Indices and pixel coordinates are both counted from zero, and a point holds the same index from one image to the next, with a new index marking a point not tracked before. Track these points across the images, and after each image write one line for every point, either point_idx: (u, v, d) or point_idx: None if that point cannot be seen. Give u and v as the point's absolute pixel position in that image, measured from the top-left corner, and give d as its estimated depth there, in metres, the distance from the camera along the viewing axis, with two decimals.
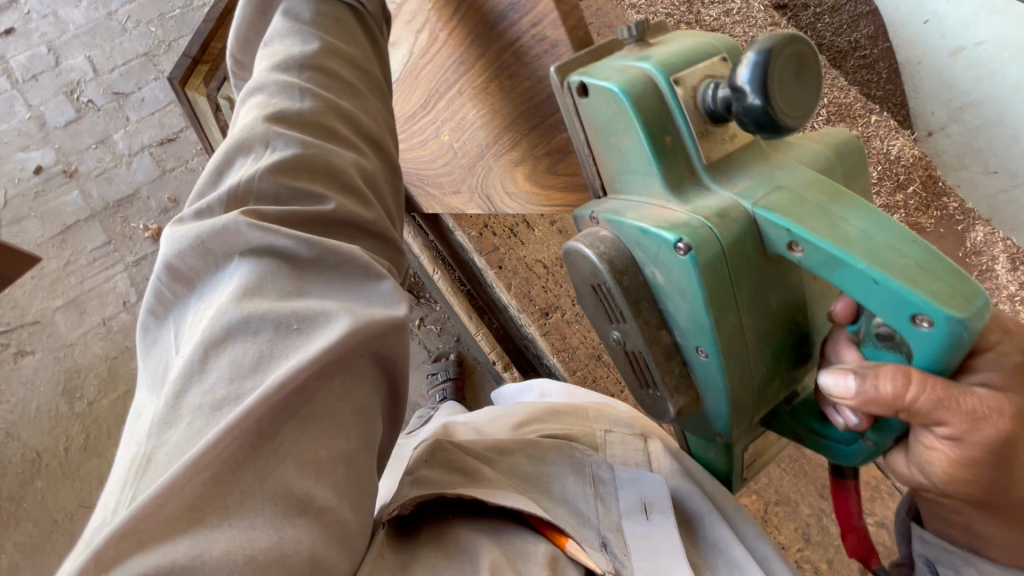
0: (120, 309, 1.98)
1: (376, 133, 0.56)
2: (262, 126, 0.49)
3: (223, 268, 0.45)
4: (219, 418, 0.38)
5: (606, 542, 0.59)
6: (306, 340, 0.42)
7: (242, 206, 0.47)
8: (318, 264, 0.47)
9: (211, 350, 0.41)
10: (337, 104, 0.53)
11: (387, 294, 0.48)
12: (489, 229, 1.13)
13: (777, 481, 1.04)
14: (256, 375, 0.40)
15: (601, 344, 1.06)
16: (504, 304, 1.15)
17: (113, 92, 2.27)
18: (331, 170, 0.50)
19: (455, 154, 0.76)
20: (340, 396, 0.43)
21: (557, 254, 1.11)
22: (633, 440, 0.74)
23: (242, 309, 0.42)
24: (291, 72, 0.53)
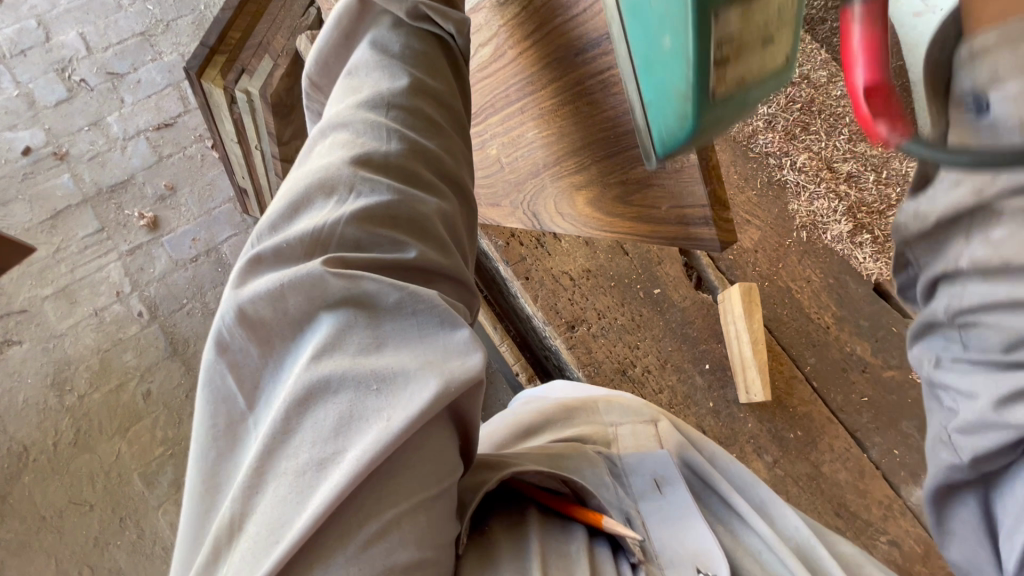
0: (114, 300, 1.92)
1: (456, 171, 0.53)
2: (348, 168, 0.47)
3: (300, 321, 0.44)
4: (304, 489, 0.37)
5: (631, 518, 0.57)
6: (388, 401, 0.40)
7: (323, 250, 0.45)
8: (396, 311, 0.45)
9: (293, 411, 0.39)
10: (422, 146, 0.51)
11: (465, 343, 0.45)
12: (516, 239, 1.11)
13: (795, 499, 1.06)
14: (337, 440, 0.38)
15: (625, 358, 1.07)
16: (526, 314, 1.14)
17: (108, 71, 2.18)
18: (415, 218, 0.48)
19: (502, 168, 0.74)
20: (417, 447, 0.41)
21: (584, 267, 1.10)
22: (644, 427, 0.73)
23: (323, 368, 0.41)
24: (379, 111, 0.51)
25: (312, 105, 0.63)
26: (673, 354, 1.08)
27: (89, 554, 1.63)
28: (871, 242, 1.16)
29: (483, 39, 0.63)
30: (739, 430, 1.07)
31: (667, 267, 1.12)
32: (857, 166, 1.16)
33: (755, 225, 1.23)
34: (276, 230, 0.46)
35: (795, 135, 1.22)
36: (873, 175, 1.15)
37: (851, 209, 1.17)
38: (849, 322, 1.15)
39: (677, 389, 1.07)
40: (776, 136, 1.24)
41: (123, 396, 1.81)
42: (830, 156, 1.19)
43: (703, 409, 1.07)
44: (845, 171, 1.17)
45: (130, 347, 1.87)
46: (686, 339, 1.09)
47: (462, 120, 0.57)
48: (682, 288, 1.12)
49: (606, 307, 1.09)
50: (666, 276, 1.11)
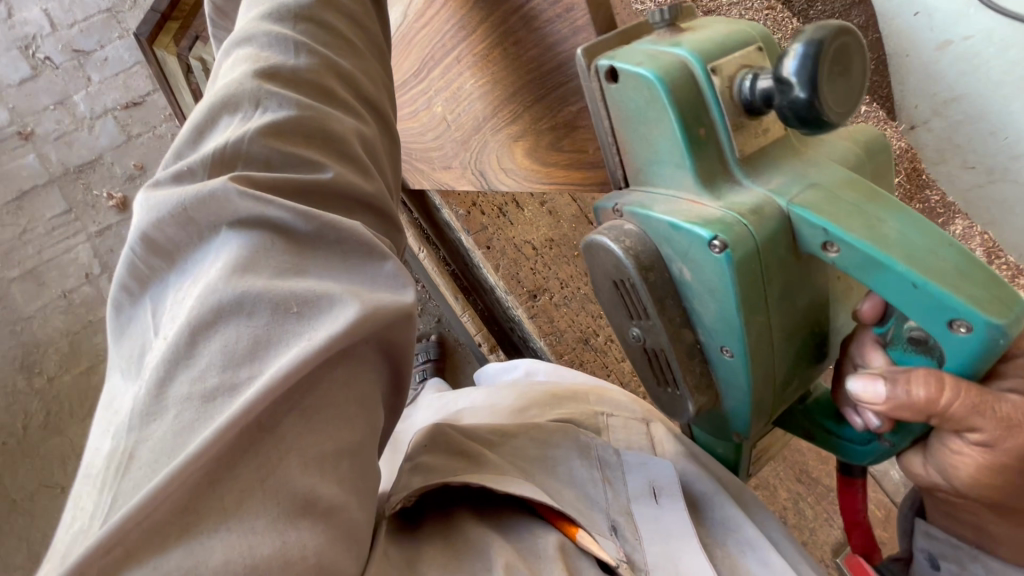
0: (83, 282, 1.88)
1: (375, 96, 0.52)
2: (252, 82, 0.44)
3: (208, 241, 0.41)
4: (211, 412, 0.35)
5: (615, 525, 0.56)
6: (307, 326, 0.38)
7: (230, 171, 0.42)
8: (317, 239, 0.42)
9: (200, 335, 0.37)
10: (336, 63, 0.49)
11: (393, 276, 0.44)
12: (478, 208, 1.08)
13: (757, 467, 1.06)
14: (251, 363, 0.36)
15: (588, 328, 1.06)
16: (490, 285, 1.12)
17: (74, 49, 2.12)
18: (328, 134, 0.46)
19: (449, 127, 0.72)
20: (343, 385, 0.40)
21: (548, 236, 1.08)
22: (635, 424, 0.75)
23: (236, 288, 0.38)
24: (285, 24, 0.48)
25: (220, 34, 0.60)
26: None
27: (57, 539, 1.61)
28: None
29: None
30: None
31: None
32: None
33: None
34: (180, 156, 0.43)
35: None
36: None
37: None
38: None
39: None
40: None
41: (94, 379, 1.78)
42: None
43: None
44: None
45: (100, 329, 1.84)
46: None
47: (378, 41, 0.55)
48: None
49: (569, 276, 1.07)
50: None
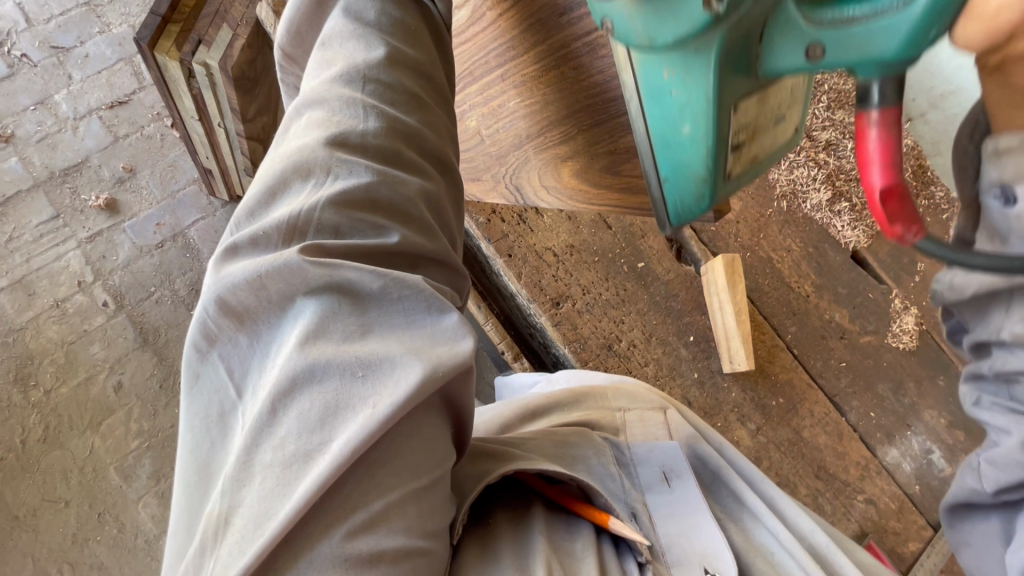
0: (75, 290, 1.82)
1: (441, 150, 0.50)
2: (324, 149, 0.43)
3: (281, 307, 0.39)
4: (290, 481, 0.33)
5: (635, 513, 0.53)
6: (374, 390, 0.35)
7: (301, 239, 0.40)
8: (380, 298, 0.39)
9: (278, 403, 0.35)
10: (402, 122, 0.47)
11: (455, 328, 0.40)
12: (498, 216, 1.08)
13: (778, 464, 1.08)
14: (325, 431, 0.34)
15: (611, 333, 1.07)
16: (510, 291, 1.12)
17: (51, 45, 2.03)
18: (398, 201, 0.44)
19: (483, 141, 0.71)
20: (405, 436, 0.36)
21: (567, 242, 1.09)
22: (651, 415, 0.71)
23: (307, 356, 0.36)
24: (355, 86, 0.47)
25: (287, 79, 0.59)
26: (658, 328, 1.09)
27: (67, 552, 1.59)
28: (849, 210, 1.20)
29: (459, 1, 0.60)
30: (723, 399, 1.09)
31: (650, 240, 1.13)
32: (835, 134, 1.18)
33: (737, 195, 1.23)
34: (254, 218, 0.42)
35: None
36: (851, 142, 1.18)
37: (830, 176, 1.20)
38: (827, 288, 1.19)
39: (664, 362, 1.08)
40: None
41: (93, 389, 1.74)
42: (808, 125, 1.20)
43: (687, 380, 1.08)
44: (824, 140, 1.19)
45: (96, 338, 1.79)
46: (671, 313, 1.11)
47: (444, 92, 0.53)
48: (666, 261, 1.13)
49: (590, 283, 1.08)
50: (650, 249, 1.13)
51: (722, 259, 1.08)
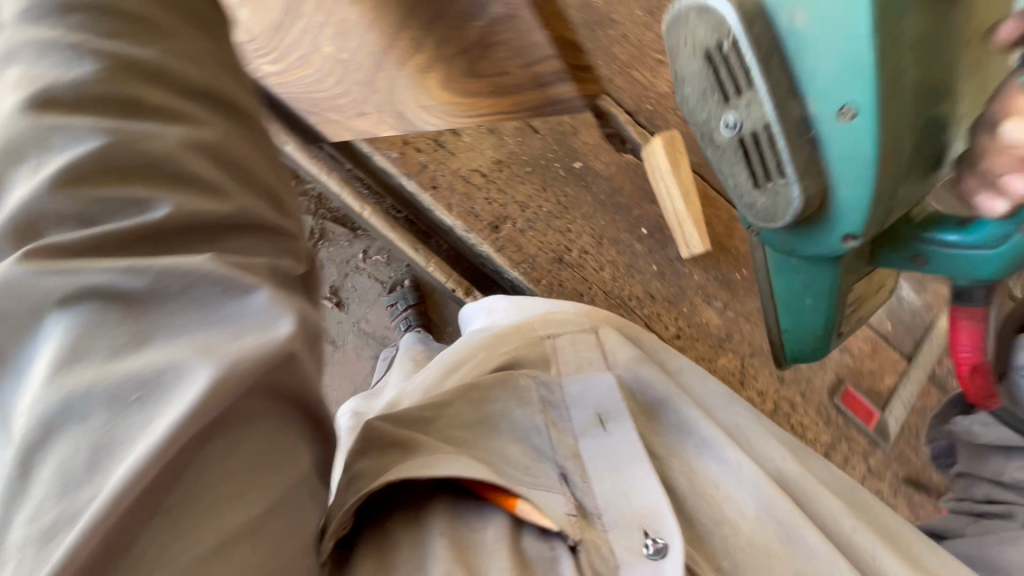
0: None
1: (211, 83, 0.38)
2: (25, 117, 0.32)
3: (16, 336, 0.30)
4: (53, 557, 0.27)
5: (565, 473, 0.51)
6: (159, 407, 0.30)
7: (30, 240, 0.31)
8: (157, 297, 0.32)
9: (31, 459, 0.29)
10: (134, 57, 0.35)
11: (264, 310, 0.35)
12: (412, 146, 0.99)
13: (750, 335, 1.05)
14: (95, 479, 0.28)
15: (559, 246, 1.01)
16: (446, 224, 1.05)
17: None
18: (150, 162, 0.34)
19: (347, 67, 0.61)
20: (223, 457, 0.32)
21: (493, 158, 1.01)
22: (585, 338, 0.67)
23: (58, 391, 0.29)
24: (49, 18, 0.34)
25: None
26: (607, 228, 1.04)
27: None
28: None
29: None
30: (685, 285, 1.05)
31: (583, 135, 1.04)
32: None
33: None
34: None
35: None
36: None
37: None
38: None
39: (619, 261, 1.03)
40: None
41: None
42: None
43: (646, 275, 1.04)
44: None
45: None
46: (618, 209, 1.05)
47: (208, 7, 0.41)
48: (604, 154, 1.05)
49: (527, 197, 1.01)
50: (584, 145, 1.04)
51: (665, 140, 0.99)
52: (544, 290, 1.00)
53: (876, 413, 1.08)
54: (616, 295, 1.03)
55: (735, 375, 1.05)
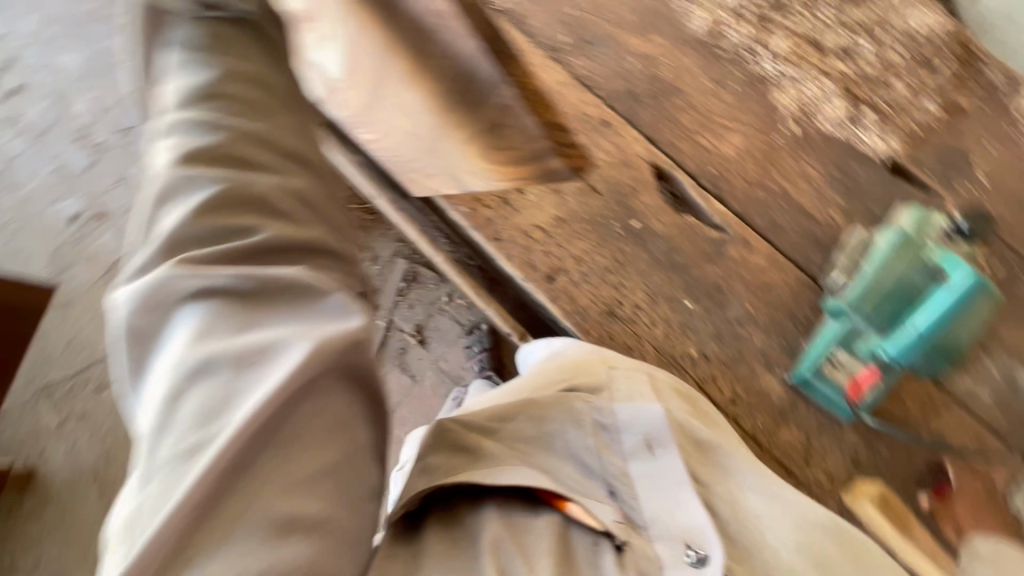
0: None
1: (294, 148, 0.64)
2: (170, 170, 0.58)
3: (175, 316, 0.54)
4: (196, 457, 0.49)
5: (613, 489, 0.75)
6: (268, 372, 0.52)
7: (177, 254, 0.55)
8: (262, 292, 0.56)
9: (179, 398, 0.51)
10: (250, 130, 0.62)
11: (342, 309, 0.57)
12: (481, 202, 1.08)
13: (816, 412, 0.99)
14: (225, 413, 0.50)
15: (612, 300, 1.04)
16: (507, 274, 1.12)
17: (121, 129, 2.27)
18: (257, 202, 0.59)
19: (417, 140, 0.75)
20: (314, 414, 0.55)
21: (554, 215, 1.08)
22: (637, 374, 0.91)
23: (199, 353, 0.52)
24: (192, 106, 0.62)
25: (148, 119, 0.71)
26: (662, 286, 1.05)
27: None
28: (874, 119, 1.11)
29: None
30: (744, 348, 1.02)
31: (643, 197, 1.09)
32: (847, 36, 1.14)
33: (739, 129, 1.13)
34: (138, 248, 0.56)
35: (769, 20, 1.15)
36: (867, 42, 1.13)
37: (846, 84, 1.12)
38: (857, 211, 1.08)
39: (673, 320, 1.03)
40: (748, 26, 1.16)
41: None
42: (814, 36, 1.14)
43: (703, 335, 1.03)
44: (832, 49, 1.13)
45: None
46: (675, 268, 1.06)
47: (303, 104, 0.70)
48: (663, 215, 1.08)
49: (583, 252, 1.06)
50: (643, 206, 1.09)
51: (870, 489, 0.94)
52: (594, 340, 1.03)
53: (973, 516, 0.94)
54: (667, 353, 1.02)
55: (800, 451, 0.98)
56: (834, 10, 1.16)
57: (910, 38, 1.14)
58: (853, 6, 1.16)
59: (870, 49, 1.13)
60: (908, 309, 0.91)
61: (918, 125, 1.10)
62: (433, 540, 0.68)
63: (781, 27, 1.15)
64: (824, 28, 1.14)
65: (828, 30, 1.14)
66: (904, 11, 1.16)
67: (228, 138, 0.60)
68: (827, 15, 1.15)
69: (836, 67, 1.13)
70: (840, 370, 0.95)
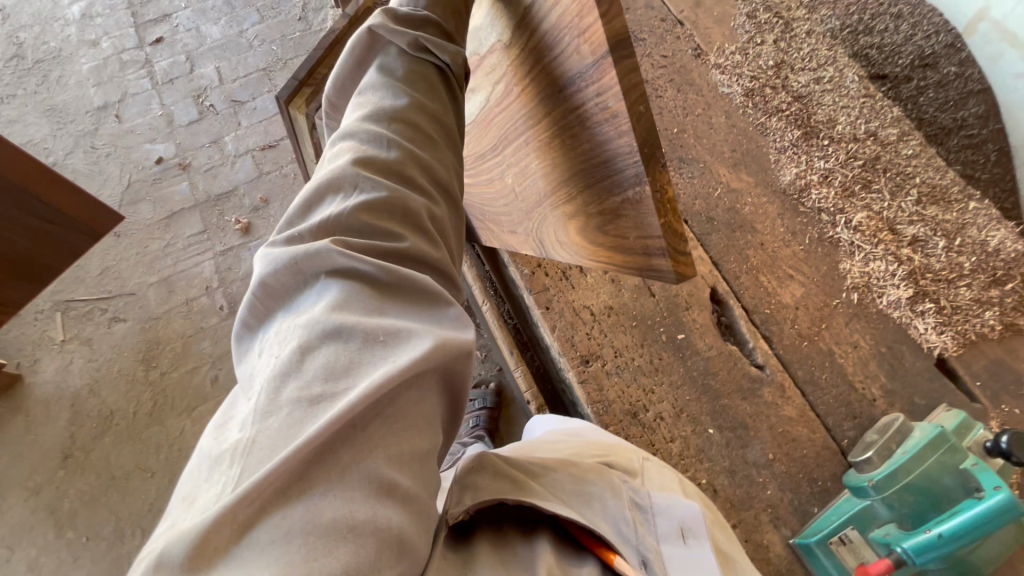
0: (202, 293, 2.10)
1: (447, 182, 0.71)
2: (351, 169, 0.64)
3: (315, 287, 0.57)
4: (318, 410, 0.46)
5: (646, 561, 0.62)
6: (399, 350, 0.52)
7: (330, 235, 0.60)
8: (395, 286, 0.59)
9: (307, 353, 0.51)
10: (420, 156, 0.68)
11: (458, 318, 0.59)
12: (542, 269, 1.13)
13: None
14: (348, 377, 0.49)
15: (638, 401, 1.05)
16: (544, 343, 1.15)
17: (232, 99, 2.45)
18: (407, 215, 0.63)
19: (517, 198, 0.80)
20: (417, 402, 0.52)
21: (607, 303, 1.11)
22: (670, 475, 0.82)
23: (335, 319, 0.52)
24: (381, 124, 0.68)
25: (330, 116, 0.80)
26: (691, 405, 1.05)
27: (142, 519, 1.74)
28: (935, 311, 1.12)
29: (495, 78, 0.68)
30: (755, 494, 1.00)
31: (694, 313, 1.12)
32: (924, 230, 1.17)
33: (800, 281, 1.17)
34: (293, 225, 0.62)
35: (853, 193, 1.21)
36: (942, 241, 1.16)
37: (913, 273, 1.14)
38: (897, 395, 1.08)
39: (691, 441, 1.02)
40: (832, 192, 1.22)
41: (195, 378, 1.95)
42: (891, 219, 1.18)
43: (717, 466, 1.01)
44: (909, 235, 1.16)
45: (207, 336, 2.03)
46: (708, 392, 1.06)
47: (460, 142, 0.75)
48: (709, 336, 1.10)
49: (623, 346, 1.08)
50: (693, 322, 1.11)
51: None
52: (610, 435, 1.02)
53: None
54: (678, 473, 1.00)
55: None
56: (914, 203, 1.20)
57: (983, 251, 1.15)
58: (931, 205, 1.20)
59: (948, 246, 1.16)
60: (933, 510, 0.89)
61: (976, 333, 1.11)
62: (479, 551, 0.57)
63: (866, 201, 1.20)
64: (902, 214, 1.19)
65: (905, 216, 1.19)
66: (987, 230, 1.18)
67: (402, 154, 0.66)
68: (910, 204, 1.20)
69: (904, 254, 1.15)
70: (846, 548, 0.92)
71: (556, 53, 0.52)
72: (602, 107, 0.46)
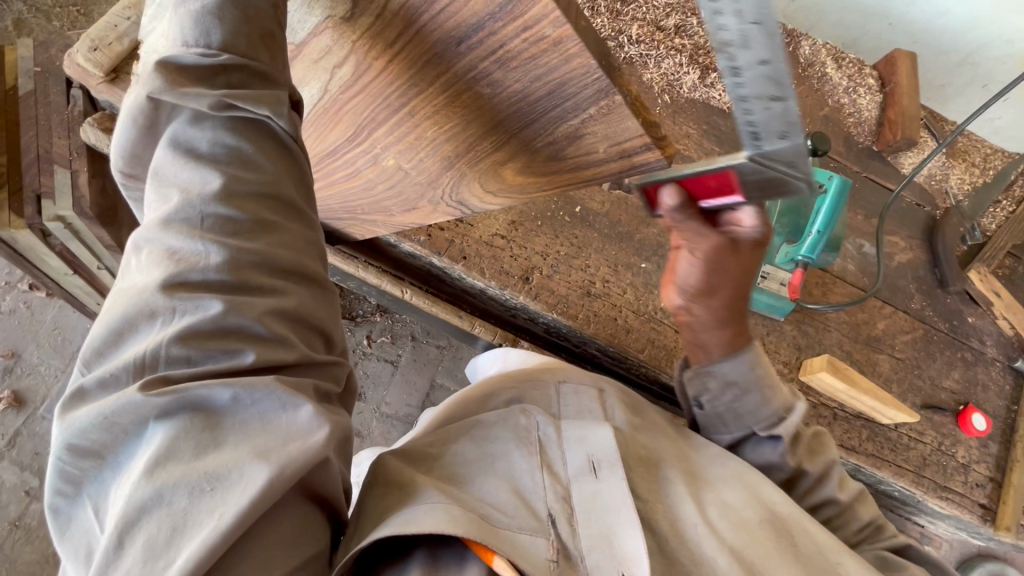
0: (27, 501, 1.59)
1: (301, 261, 0.47)
2: (162, 291, 0.41)
3: (136, 434, 0.40)
4: None
5: (552, 515, 0.57)
6: (225, 502, 0.39)
7: (151, 373, 0.40)
8: (237, 409, 0.42)
9: (122, 534, 0.38)
10: (250, 251, 0.43)
11: (309, 423, 0.43)
12: (435, 227, 1.07)
13: (760, 319, 1.21)
14: (171, 552, 0.38)
15: (584, 280, 1.12)
16: (478, 290, 1.13)
17: None
18: (245, 329, 0.42)
19: (407, 174, 0.72)
20: (265, 534, 0.41)
21: (507, 220, 1.12)
22: (586, 390, 0.79)
23: (153, 481, 0.38)
24: (191, 217, 0.43)
25: (133, 194, 0.52)
26: (618, 256, 1.16)
27: None
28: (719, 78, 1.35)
29: (336, 59, 0.56)
30: None
31: None
32: (678, 16, 1.33)
33: None
34: (100, 355, 0.41)
35: (619, 11, 1.28)
36: (694, 19, 1.34)
37: (692, 55, 1.33)
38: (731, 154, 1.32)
39: (636, 282, 1.15)
40: (606, 18, 1.28)
41: None
42: (653, 19, 1.31)
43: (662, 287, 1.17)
44: (672, 26, 1.32)
45: None
46: (622, 238, 1.18)
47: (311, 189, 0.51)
48: (596, 194, 1.19)
49: (545, 246, 1.12)
50: (579, 192, 1.18)
51: (819, 361, 1.15)
52: (583, 323, 1.09)
53: (877, 356, 1.25)
54: (643, 312, 1.14)
55: (761, 354, 1.18)
56: None
57: None
58: None
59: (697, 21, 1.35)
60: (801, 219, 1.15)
61: None
62: None
63: (634, 11, 1.30)
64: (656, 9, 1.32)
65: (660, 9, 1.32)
66: None
67: (227, 258, 0.42)
68: None
69: (681, 42, 1.31)
70: (770, 281, 1.16)
71: (436, 12, 0.45)
72: (535, 40, 0.43)
